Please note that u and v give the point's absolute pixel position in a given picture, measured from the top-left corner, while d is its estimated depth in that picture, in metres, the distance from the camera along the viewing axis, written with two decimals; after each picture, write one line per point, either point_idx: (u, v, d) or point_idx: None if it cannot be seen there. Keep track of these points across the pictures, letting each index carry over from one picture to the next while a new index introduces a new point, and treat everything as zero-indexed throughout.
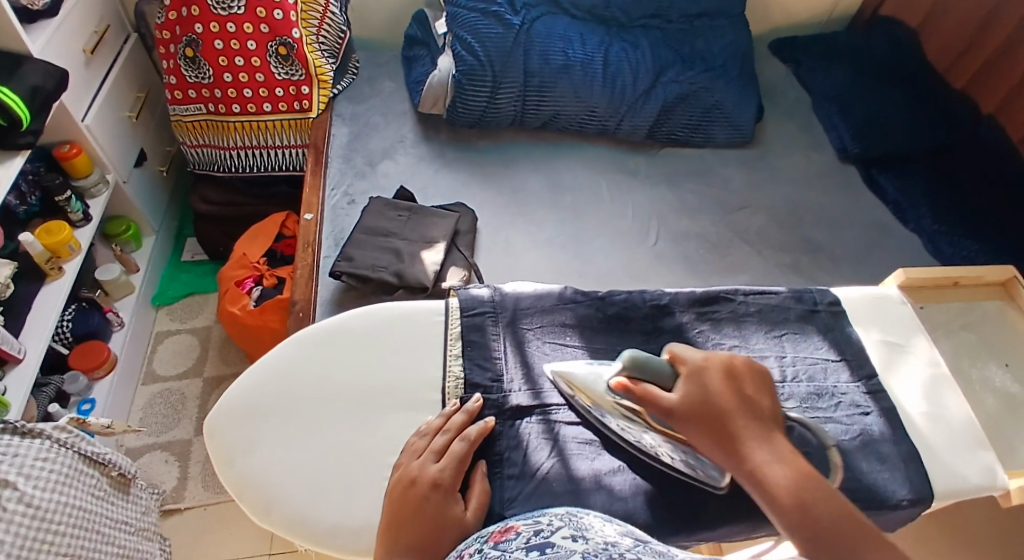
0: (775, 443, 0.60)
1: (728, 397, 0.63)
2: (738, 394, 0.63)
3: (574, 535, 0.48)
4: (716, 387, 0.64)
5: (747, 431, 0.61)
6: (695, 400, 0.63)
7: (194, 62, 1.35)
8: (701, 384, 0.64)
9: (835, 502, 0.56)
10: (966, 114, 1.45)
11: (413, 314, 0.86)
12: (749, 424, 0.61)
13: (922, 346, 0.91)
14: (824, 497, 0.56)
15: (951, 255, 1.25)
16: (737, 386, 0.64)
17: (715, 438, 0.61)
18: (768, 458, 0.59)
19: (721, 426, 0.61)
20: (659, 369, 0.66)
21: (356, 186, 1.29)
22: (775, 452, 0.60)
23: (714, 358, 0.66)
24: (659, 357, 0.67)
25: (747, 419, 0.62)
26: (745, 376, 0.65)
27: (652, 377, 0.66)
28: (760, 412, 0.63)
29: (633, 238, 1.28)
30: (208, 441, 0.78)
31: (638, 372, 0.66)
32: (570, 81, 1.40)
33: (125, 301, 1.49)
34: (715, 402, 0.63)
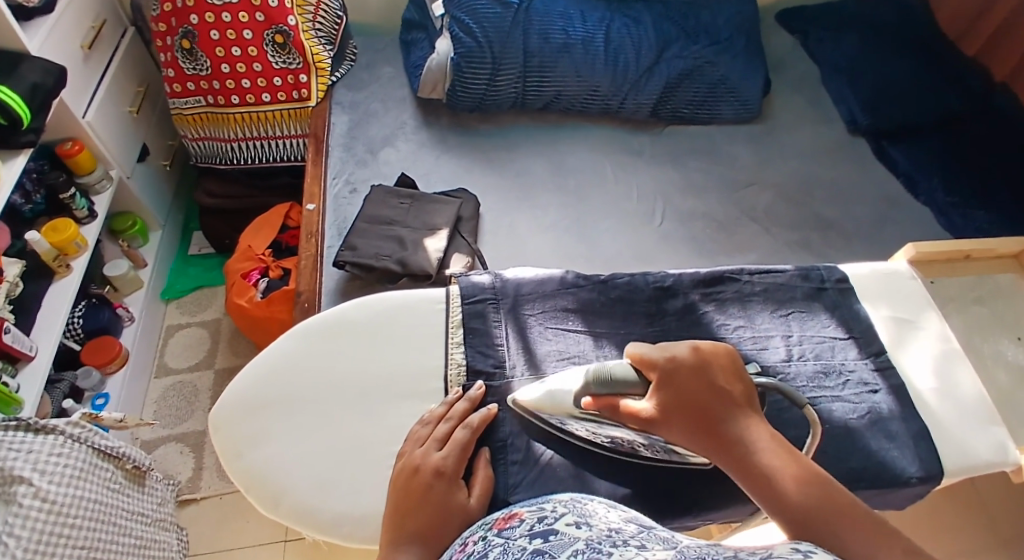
0: (754, 431, 0.57)
1: (699, 393, 0.60)
2: (710, 386, 0.60)
3: (578, 522, 0.48)
4: (687, 384, 0.60)
5: (723, 425, 0.58)
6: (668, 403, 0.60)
7: (191, 54, 1.35)
8: (671, 384, 0.61)
9: (819, 481, 0.53)
10: (979, 81, 1.42)
11: (413, 303, 0.86)
12: (723, 415, 0.58)
13: (932, 321, 0.89)
14: (804, 479, 0.53)
15: (964, 227, 1.23)
16: (708, 377, 0.61)
17: (695, 438, 0.58)
18: (748, 448, 0.56)
19: (698, 424, 0.58)
20: (626, 378, 0.65)
21: (357, 175, 1.28)
22: (755, 439, 0.56)
23: (681, 351, 0.63)
24: (620, 365, 0.66)
25: (722, 410, 0.59)
26: (715, 363, 0.62)
27: (621, 388, 0.65)
28: (735, 400, 0.60)
29: (639, 219, 1.26)
30: (214, 435, 0.79)
31: (605, 388, 0.65)
32: (571, 60, 1.38)
33: (134, 296, 1.50)
34: (688, 401, 0.60)
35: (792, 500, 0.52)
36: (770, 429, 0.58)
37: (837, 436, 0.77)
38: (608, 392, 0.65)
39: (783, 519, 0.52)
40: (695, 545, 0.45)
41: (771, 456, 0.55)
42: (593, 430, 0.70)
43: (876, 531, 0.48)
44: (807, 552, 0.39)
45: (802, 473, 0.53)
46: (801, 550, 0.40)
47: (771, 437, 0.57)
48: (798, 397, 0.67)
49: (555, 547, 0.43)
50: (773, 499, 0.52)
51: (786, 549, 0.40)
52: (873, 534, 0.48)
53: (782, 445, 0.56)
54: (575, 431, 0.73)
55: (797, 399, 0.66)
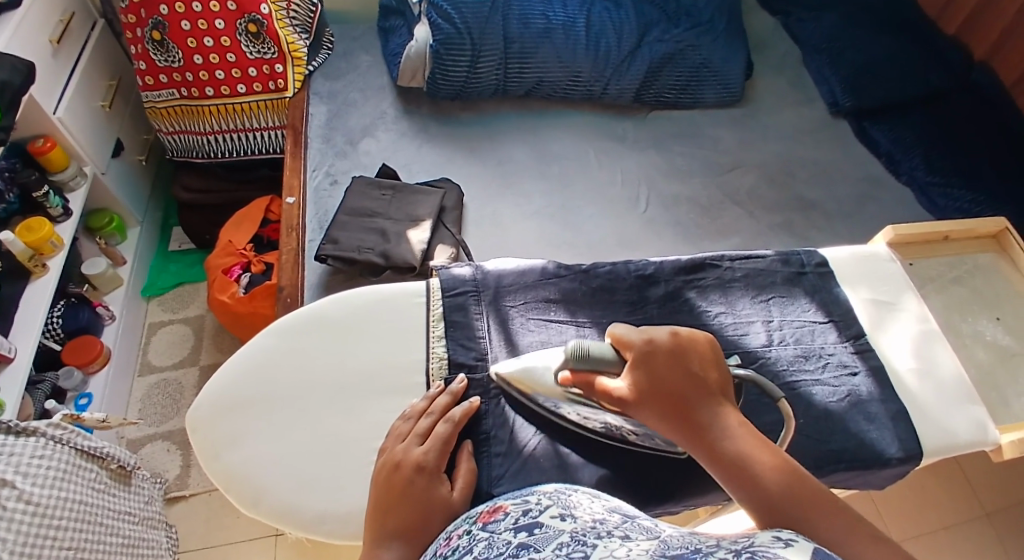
0: (730, 417, 0.57)
1: (678, 374, 0.59)
2: (686, 370, 0.60)
3: (563, 513, 0.48)
4: (663, 368, 0.60)
5: (701, 410, 0.57)
6: (646, 384, 0.60)
7: (162, 45, 1.32)
8: (648, 366, 0.61)
9: (788, 468, 0.53)
10: (958, 58, 1.42)
11: (393, 297, 0.85)
12: (697, 399, 0.58)
13: (911, 303, 0.90)
14: (775, 466, 0.53)
15: (944, 207, 1.23)
16: (684, 362, 0.60)
17: (666, 418, 0.58)
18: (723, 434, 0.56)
19: (672, 407, 0.58)
20: (605, 356, 0.64)
21: (337, 166, 1.27)
22: (731, 426, 0.56)
23: (659, 335, 0.63)
24: (601, 345, 0.65)
25: (698, 395, 0.58)
26: (692, 350, 0.62)
27: (598, 366, 0.64)
28: (709, 385, 0.60)
29: (622, 205, 1.26)
30: (191, 436, 0.78)
31: (582, 363, 0.64)
32: (552, 45, 1.36)
33: (114, 294, 1.48)
34: (664, 384, 0.59)
35: (769, 488, 0.52)
36: (744, 415, 0.58)
37: (819, 419, 0.78)
38: (586, 370, 0.64)
39: (757, 505, 0.52)
40: (677, 534, 0.45)
41: (747, 442, 0.55)
42: (587, 414, 0.71)
43: (850, 519, 0.49)
44: (788, 541, 0.39)
45: (778, 460, 0.54)
46: (783, 538, 0.40)
47: (745, 423, 0.57)
48: (775, 390, 0.67)
49: (540, 541, 0.43)
50: (747, 482, 0.53)
51: (768, 537, 0.41)
52: (844, 522, 0.49)
53: (756, 433, 0.56)
54: (565, 414, 0.73)
55: (772, 392, 0.67)
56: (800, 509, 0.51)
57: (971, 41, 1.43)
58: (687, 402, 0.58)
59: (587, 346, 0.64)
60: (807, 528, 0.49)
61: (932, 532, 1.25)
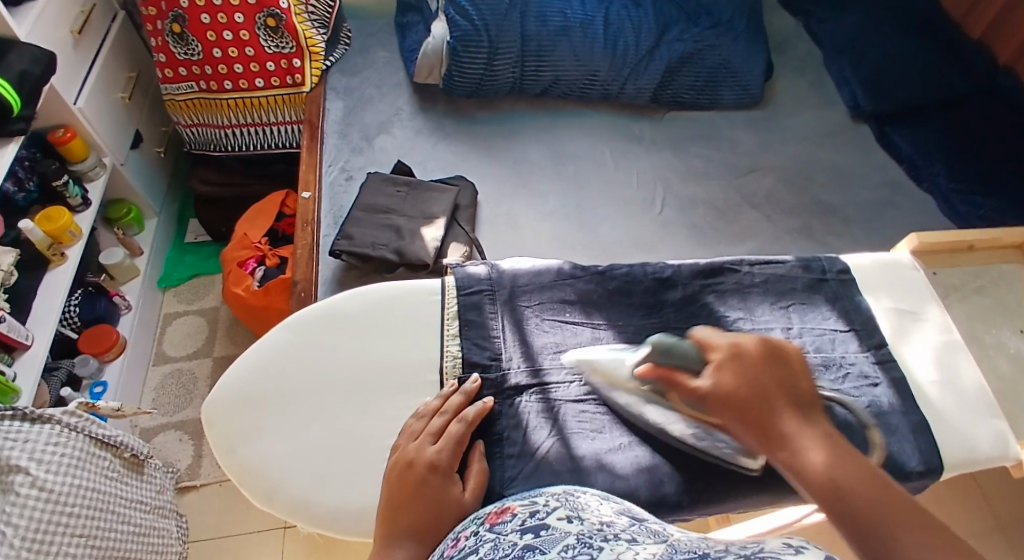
0: (815, 427, 0.54)
1: (761, 375, 0.59)
2: (775, 375, 0.59)
3: (570, 515, 0.48)
4: (748, 368, 0.60)
5: (781, 415, 0.55)
6: (722, 379, 0.60)
7: (182, 38, 1.33)
8: (732, 364, 0.60)
9: (880, 482, 0.48)
10: (982, 64, 1.39)
11: (408, 295, 0.84)
12: (782, 404, 0.56)
13: (935, 313, 0.89)
14: (864, 477, 0.49)
15: (966, 215, 1.21)
16: (774, 367, 0.59)
17: (748, 417, 0.57)
18: (799, 440, 0.53)
19: (749, 409, 0.57)
20: (688, 354, 0.65)
21: (353, 162, 1.27)
22: (815, 431, 0.54)
23: (749, 339, 0.62)
24: (683, 341, 0.66)
25: (780, 401, 0.57)
26: (782, 358, 0.61)
27: (678, 362, 0.65)
28: (797, 394, 0.57)
29: (638, 207, 1.25)
30: (206, 429, 0.78)
31: (663, 358, 0.66)
32: (569, 43, 1.36)
33: (131, 285, 1.49)
34: (749, 383, 0.58)
35: (853, 497, 0.48)
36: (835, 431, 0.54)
37: None
38: (663, 360, 0.66)
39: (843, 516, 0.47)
40: (687, 539, 0.45)
41: (826, 450, 0.52)
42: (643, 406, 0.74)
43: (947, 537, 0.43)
44: (800, 547, 0.38)
45: (861, 472, 0.49)
46: (794, 545, 0.39)
47: (834, 437, 0.54)
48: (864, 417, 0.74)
49: (546, 543, 0.42)
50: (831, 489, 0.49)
51: (779, 543, 0.40)
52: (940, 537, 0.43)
53: (846, 447, 0.52)
54: (621, 404, 0.75)
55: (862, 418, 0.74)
56: (881, 518, 0.46)
57: (997, 47, 1.40)
58: (767, 405, 0.56)
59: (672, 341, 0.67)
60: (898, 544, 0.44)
61: None
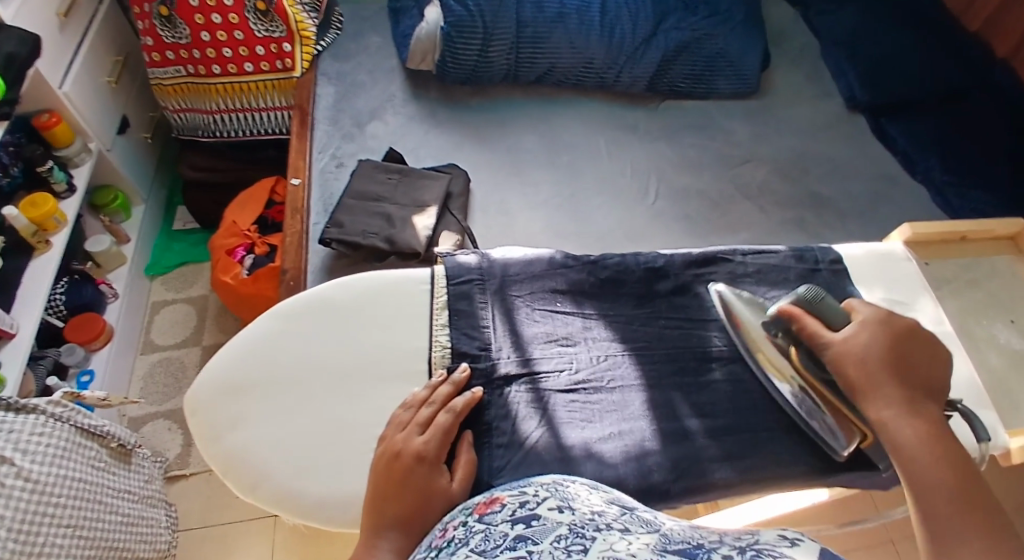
0: (918, 408, 0.62)
1: (898, 350, 0.66)
2: (902, 354, 0.66)
3: (561, 505, 0.47)
4: (880, 339, 0.67)
5: (889, 386, 0.64)
6: (861, 339, 0.67)
7: (170, 21, 1.31)
8: (871, 331, 0.68)
9: (959, 467, 0.56)
10: (979, 56, 1.39)
11: (397, 283, 0.83)
12: (896, 380, 0.64)
13: (925, 305, 0.88)
14: (945, 459, 0.57)
15: (960, 207, 1.21)
16: (906, 348, 0.67)
17: (861, 380, 0.65)
18: (895, 410, 0.62)
19: (861, 373, 0.65)
20: (834, 311, 0.71)
21: (344, 149, 1.25)
22: (916, 409, 0.62)
23: (897, 321, 0.69)
24: (834, 303, 0.72)
25: (895, 376, 0.64)
26: (919, 345, 0.68)
27: (822, 314, 0.71)
28: (917, 378, 0.65)
29: (632, 196, 1.24)
30: (190, 419, 0.77)
31: (808, 306, 0.71)
32: (565, 29, 1.34)
33: (118, 272, 1.47)
34: (875, 353, 0.66)
35: (929, 468, 0.57)
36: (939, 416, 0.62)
37: None
38: (805, 307, 0.71)
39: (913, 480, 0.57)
40: (679, 528, 0.44)
41: (921, 427, 0.60)
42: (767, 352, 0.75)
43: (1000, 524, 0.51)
44: (795, 539, 0.38)
45: (945, 452, 0.58)
46: (788, 536, 0.38)
47: (936, 420, 0.61)
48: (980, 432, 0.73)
49: (538, 533, 0.42)
50: (912, 457, 0.58)
51: (772, 535, 0.39)
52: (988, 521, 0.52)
53: (943, 432, 0.60)
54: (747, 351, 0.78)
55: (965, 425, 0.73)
56: (946, 492, 0.54)
57: (994, 39, 1.39)
58: (880, 374, 0.64)
59: (823, 296, 0.72)
60: (952, 516, 0.53)
61: None
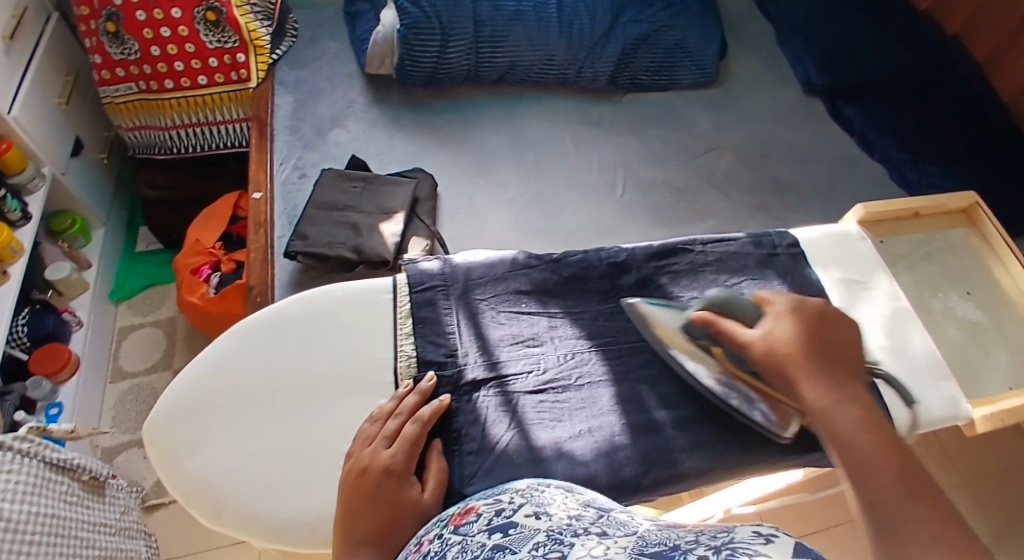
0: (844, 391, 0.59)
1: (813, 334, 0.64)
2: (819, 337, 0.64)
3: (537, 512, 0.47)
4: (796, 325, 0.65)
5: (813, 373, 0.61)
6: (775, 330, 0.65)
7: (117, 37, 1.28)
8: (784, 321, 0.66)
9: (893, 449, 0.53)
10: (930, 35, 1.41)
11: (358, 295, 0.83)
12: (818, 364, 0.61)
13: (883, 282, 0.90)
14: (879, 442, 0.53)
15: (918, 183, 1.23)
16: (823, 331, 0.65)
17: (784, 370, 0.62)
18: (829, 399, 0.58)
19: (782, 363, 0.62)
20: (745, 307, 0.70)
21: (306, 159, 1.24)
22: (841, 394, 0.59)
23: (809, 305, 0.68)
24: (744, 300, 0.71)
25: (815, 361, 0.62)
26: (835, 327, 0.66)
27: (733, 313, 0.70)
28: (837, 359, 0.62)
29: (599, 192, 1.25)
30: (150, 447, 0.76)
31: (720, 307, 0.70)
32: (524, 27, 1.34)
33: (81, 299, 1.44)
34: (792, 341, 0.63)
35: (865, 456, 0.53)
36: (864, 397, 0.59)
37: None
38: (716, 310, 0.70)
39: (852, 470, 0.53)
40: (656, 529, 0.44)
41: (850, 411, 0.57)
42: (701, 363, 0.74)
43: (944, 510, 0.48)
44: (770, 534, 0.35)
45: (882, 439, 0.54)
46: (764, 532, 0.35)
47: (862, 401, 0.58)
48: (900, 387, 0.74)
49: (516, 542, 0.41)
50: (845, 445, 0.54)
51: (748, 531, 0.36)
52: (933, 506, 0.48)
53: (872, 413, 0.57)
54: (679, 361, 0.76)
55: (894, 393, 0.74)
56: (886, 480, 0.50)
57: (944, 17, 1.42)
58: (801, 359, 0.61)
59: (732, 296, 0.71)
60: (898, 508, 0.48)
61: None
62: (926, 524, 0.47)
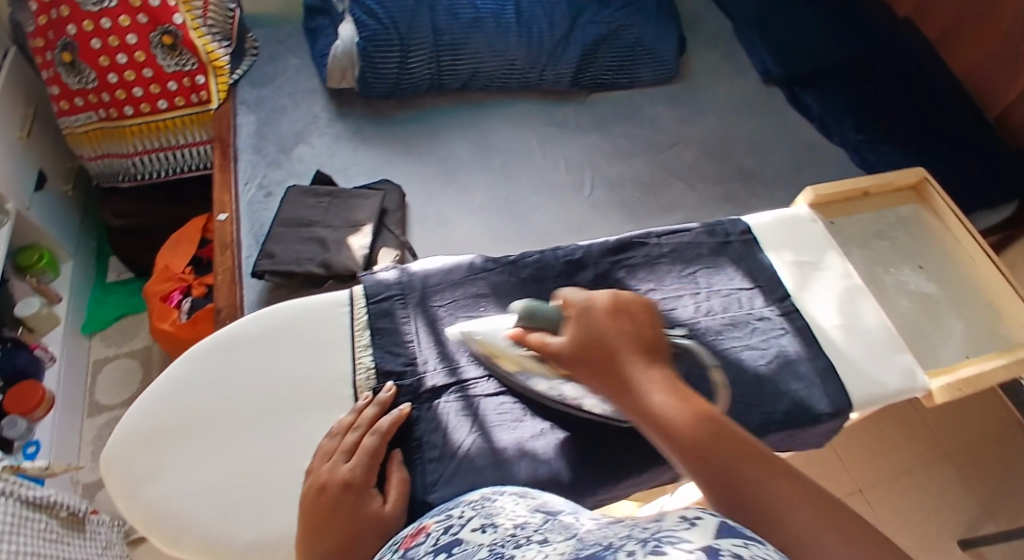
0: (660, 380, 0.54)
1: (613, 326, 0.58)
2: (619, 328, 0.58)
3: (484, 524, 0.47)
4: (598, 320, 0.59)
5: (631, 370, 0.55)
6: (577, 336, 0.59)
7: (74, 67, 1.28)
8: (585, 319, 0.60)
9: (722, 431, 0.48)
10: (881, 19, 1.43)
11: (314, 310, 0.82)
12: (628, 360, 0.56)
13: (834, 261, 0.91)
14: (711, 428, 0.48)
15: (877, 162, 1.25)
16: (621, 319, 0.59)
17: (603, 379, 0.56)
18: (652, 398, 0.52)
19: (598, 369, 0.57)
20: (550, 315, 0.64)
21: (270, 177, 1.23)
22: (658, 382, 0.53)
23: (600, 295, 0.61)
24: (550, 306, 0.65)
25: (625, 355, 0.56)
26: (632, 309, 0.60)
27: (541, 324, 0.64)
28: (644, 344, 0.57)
29: (567, 191, 1.25)
30: (106, 478, 0.75)
31: (530, 321, 0.64)
32: (483, 35, 1.34)
33: (52, 335, 1.42)
34: (599, 340, 0.58)
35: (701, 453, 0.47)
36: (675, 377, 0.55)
37: (745, 383, 0.77)
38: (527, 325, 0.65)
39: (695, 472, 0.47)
40: (594, 529, 0.44)
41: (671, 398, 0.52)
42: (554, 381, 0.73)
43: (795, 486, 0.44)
44: (692, 518, 0.37)
45: (708, 420, 0.49)
46: (688, 517, 0.37)
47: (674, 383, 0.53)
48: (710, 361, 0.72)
49: None
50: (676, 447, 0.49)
51: (674, 518, 0.39)
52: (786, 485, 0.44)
53: (687, 393, 0.52)
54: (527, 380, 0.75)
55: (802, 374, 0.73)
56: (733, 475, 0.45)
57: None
58: (615, 359, 0.56)
59: (538, 305, 0.65)
60: (760, 501, 0.44)
61: (893, 478, 1.35)
62: (791, 500, 0.43)
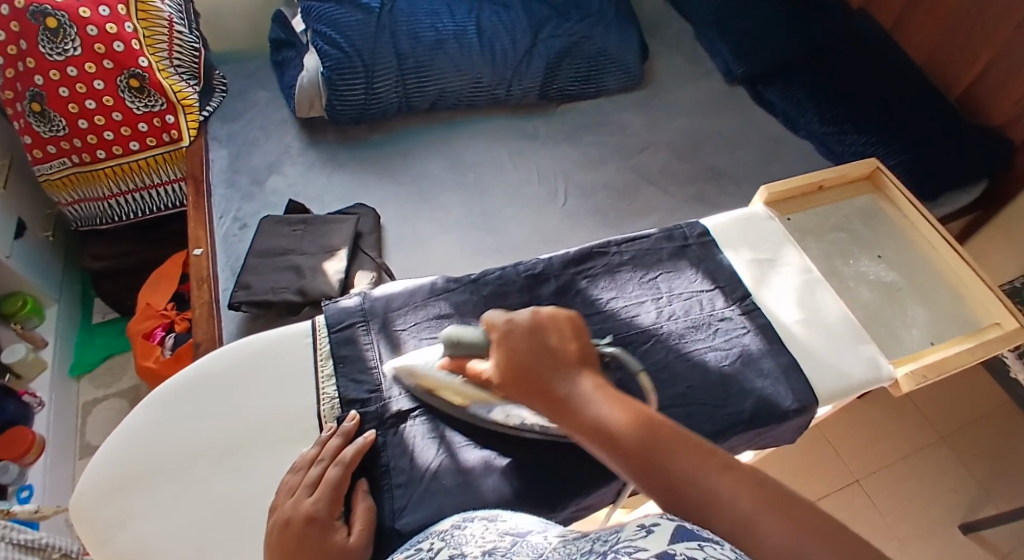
0: (589, 389, 0.57)
1: (536, 345, 0.61)
2: (542, 346, 0.61)
3: (453, 554, 0.47)
4: (520, 343, 0.62)
5: (560, 387, 0.58)
6: (502, 361, 0.62)
7: (44, 116, 1.27)
8: (509, 344, 0.63)
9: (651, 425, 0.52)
10: (839, 10, 1.44)
11: (278, 343, 0.83)
12: (556, 377, 0.58)
13: (792, 256, 0.91)
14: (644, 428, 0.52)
15: (844, 153, 1.27)
16: (542, 338, 0.62)
17: (538, 404, 0.58)
18: (586, 411, 0.55)
19: (529, 391, 0.59)
20: (475, 340, 0.69)
21: (245, 209, 1.24)
22: (589, 393, 0.56)
23: (519, 316, 0.64)
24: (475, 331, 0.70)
25: (553, 372, 0.59)
26: (551, 325, 0.63)
27: (470, 350, 0.69)
28: (569, 358, 0.60)
29: (542, 201, 1.26)
30: (76, 526, 0.74)
31: (458, 349, 0.70)
32: (447, 55, 1.35)
33: (40, 380, 1.42)
34: (523, 364, 0.60)
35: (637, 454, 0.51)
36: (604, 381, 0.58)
37: (712, 385, 0.77)
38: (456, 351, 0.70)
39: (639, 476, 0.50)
40: (560, 546, 0.44)
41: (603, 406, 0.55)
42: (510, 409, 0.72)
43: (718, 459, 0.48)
44: (650, 525, 0.37)
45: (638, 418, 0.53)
46: (646, 524, 0.37)
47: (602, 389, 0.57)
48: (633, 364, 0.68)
49: None
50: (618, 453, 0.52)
51: (634, 526, 0.38)
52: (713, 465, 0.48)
53: (618, 396, 0.56)
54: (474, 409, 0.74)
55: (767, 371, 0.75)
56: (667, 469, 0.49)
57: None
58: (541, 379, 0.59)
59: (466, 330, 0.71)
60: (695, 486, 0.47)
61: (892, 464, 1.35)
62: (717, 476, 0.47)
